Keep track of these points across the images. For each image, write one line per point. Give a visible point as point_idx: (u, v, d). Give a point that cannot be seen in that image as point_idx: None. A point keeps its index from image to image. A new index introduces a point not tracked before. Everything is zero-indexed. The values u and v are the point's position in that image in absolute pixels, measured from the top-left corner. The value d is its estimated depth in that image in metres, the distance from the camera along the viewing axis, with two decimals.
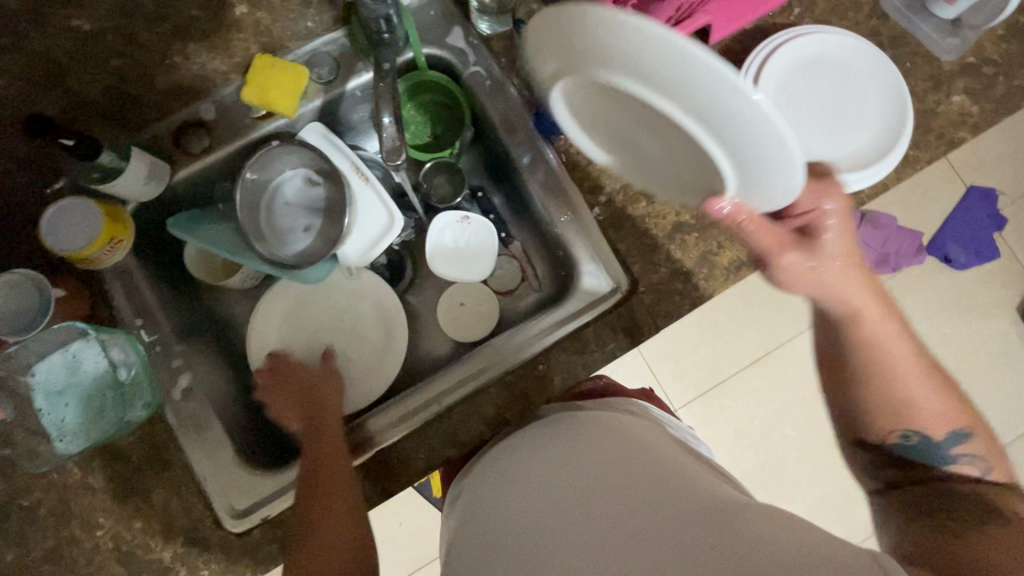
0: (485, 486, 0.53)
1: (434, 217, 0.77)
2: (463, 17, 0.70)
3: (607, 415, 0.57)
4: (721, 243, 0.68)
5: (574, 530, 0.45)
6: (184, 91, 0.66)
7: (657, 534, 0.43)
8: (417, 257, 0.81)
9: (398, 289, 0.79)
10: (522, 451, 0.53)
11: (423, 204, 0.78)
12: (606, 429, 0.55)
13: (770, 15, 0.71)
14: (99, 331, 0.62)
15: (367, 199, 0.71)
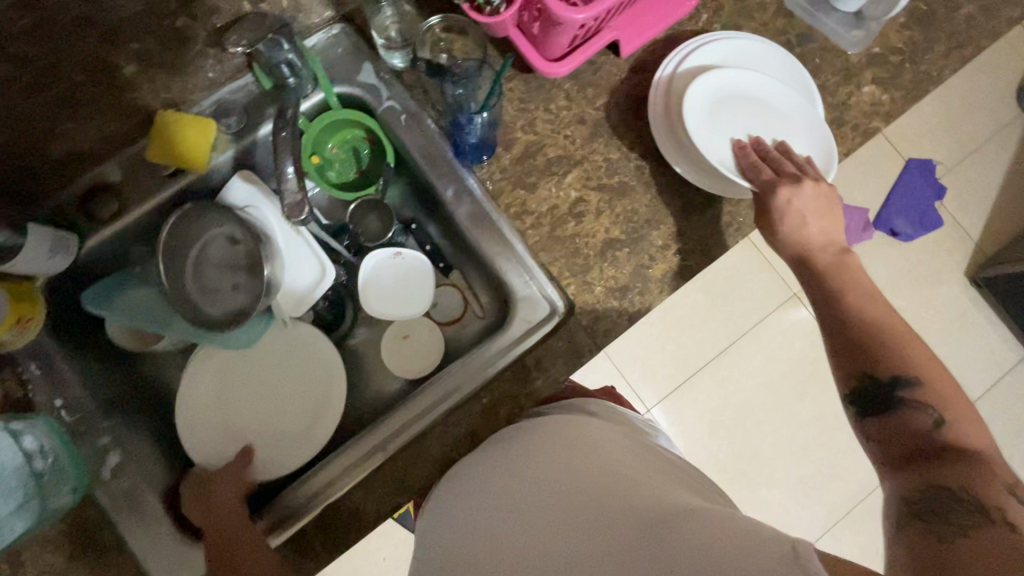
0: (450, 517, 0.55)
1: (365, 256, 0.75)
2: (371, 52, 0.69)
3: (565, 422, 0.59)
4: (653, 255, 0.68)
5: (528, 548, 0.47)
6: (84, 156, 0.63)
7: (596, 532, 0.45)
8: (356, 297, 0.79)
9: (339, 332, 0.78)
10: (474, 479, 0.55)
11: (353, 245, 0.76)
12: (559, 442, 0.56)
13: (677, 24, 0.72)
14: (13, 417, 0.59)
15: (296, 252, 0.72)
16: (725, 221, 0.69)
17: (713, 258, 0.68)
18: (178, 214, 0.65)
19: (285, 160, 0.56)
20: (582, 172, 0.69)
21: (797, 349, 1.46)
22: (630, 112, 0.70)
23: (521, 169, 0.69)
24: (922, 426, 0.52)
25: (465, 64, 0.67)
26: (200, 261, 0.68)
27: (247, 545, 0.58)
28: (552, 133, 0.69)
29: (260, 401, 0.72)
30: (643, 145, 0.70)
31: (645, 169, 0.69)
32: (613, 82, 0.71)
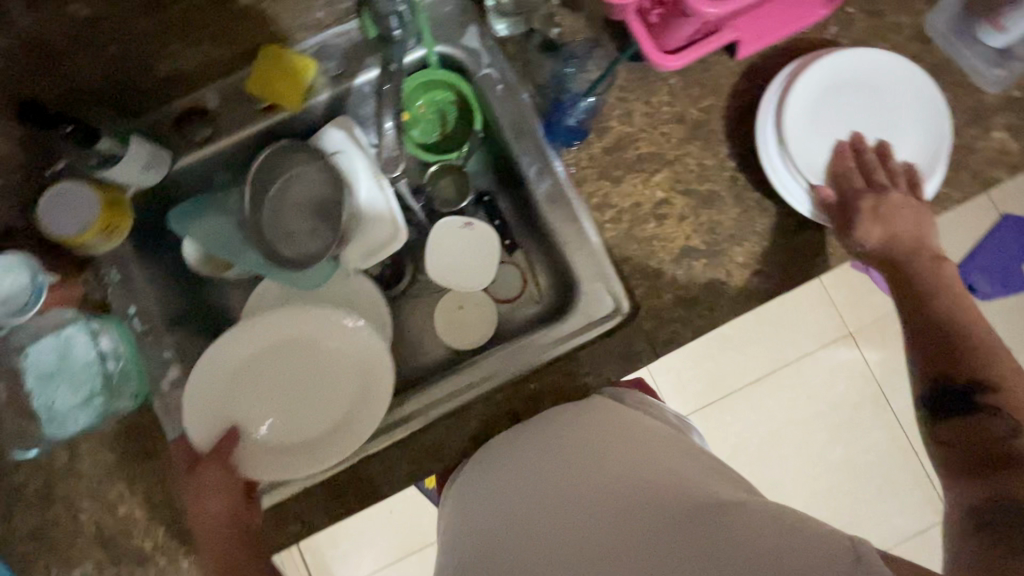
0: (483, 488, 0.56)
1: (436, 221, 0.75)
2: (480, 15, 0.67)
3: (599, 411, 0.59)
4: (729, 272, 0.65)
5: (568, 536, 0.48)
6: (187, 77, 0.64)
7: (640, 531, 0.45)
8: (418, 259, 0.79)
9: (396, 290, 0.78)
10: (505, 461, 0.55)
11: (424, 206, 0.76)
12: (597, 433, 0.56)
13: (803, 33, 0.67)
14: (92, 318, 0.63)
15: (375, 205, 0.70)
16: (813, 250, 0.65)
17: (792, 285, 0.65)
18: (273, 150, 0.66)
19: None
20: (672, 173, 0.66)
21: (840, 389, 1.40)
22: (734, 119, 0.67)
23: (610, 160, 0.66)
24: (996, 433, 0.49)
25: (574, 45, 0.67)
26: (283, 201, 0.69)
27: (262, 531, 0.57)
28: (648, 128, 0.67)
29: None
30: (741, 156, 0.66)
31: (737, 182, 0.66)
32: (722, 84, 0.67)
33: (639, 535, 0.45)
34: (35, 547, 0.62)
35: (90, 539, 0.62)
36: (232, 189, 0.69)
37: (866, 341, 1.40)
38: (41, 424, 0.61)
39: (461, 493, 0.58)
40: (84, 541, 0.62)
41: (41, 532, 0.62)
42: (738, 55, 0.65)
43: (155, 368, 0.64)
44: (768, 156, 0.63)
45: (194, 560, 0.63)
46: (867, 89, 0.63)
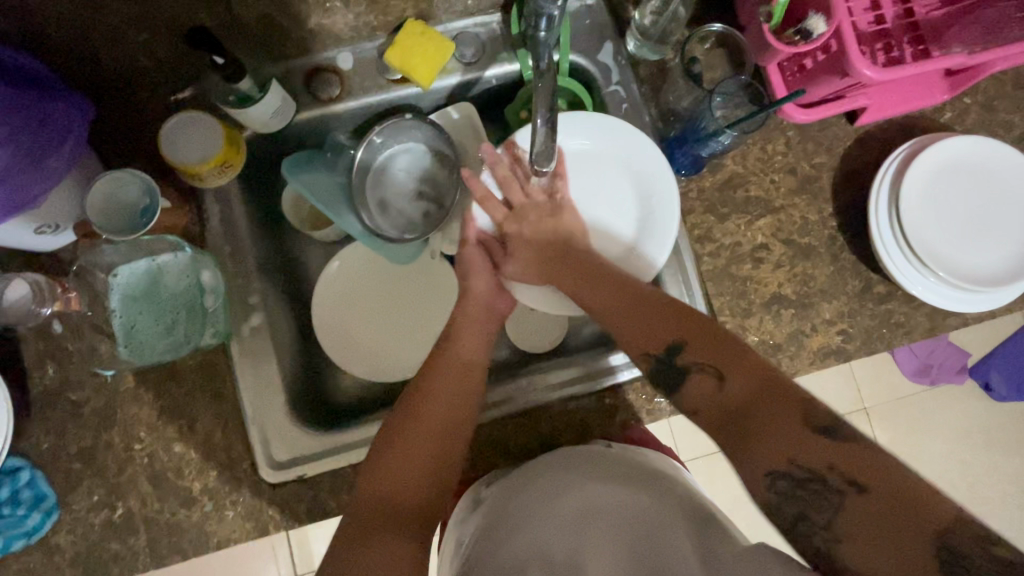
0: (515, 492, 0.55)
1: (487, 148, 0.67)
2: (617, 34, 0.69)
3: (620, 463, 0.58)
4: (816, 325, 0.66)
5: (596, 550, 0.48)
6: (327, 34, 0.65)
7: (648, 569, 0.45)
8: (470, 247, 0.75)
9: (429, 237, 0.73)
10: (540, 487, 0.55)
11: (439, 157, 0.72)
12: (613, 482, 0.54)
13: (920, 114, 0.70)
14: (191, 249, 0.64)
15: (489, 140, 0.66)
16: (898, 320, 0.67)
17: (873, 350, 0.67)
18: (394, 120, 0.67)
19: (538, 113, 0.55)
20: (775, 221, 0.68)
21: None
22: (843, 181, 0.69)
23: (718, 197, 0.68)
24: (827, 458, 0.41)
25: (728, 82, 0.66)
26: (384, 172, 0.71)
27: (388, 469, 0.53)
28: (759, 172, 0.68)
29: (385, 322, 0.74)
30: (844, 218, 0.68)
31: (837, 241, 0.68)
32: (837, 145, 0.69)
33: (660, 552, 0.46)
34: (81, 469, 0.60)
35: (138, 471, 0.60)
36: (345, 150, 0.70)
37: (879, 420, 1.40)
38: (116, 344, 0.62)
39: (496, 499, 0.56)
40: (132, 472, 0.60)
41: (91, 455, 0.60)
42: (858, 121, 0.68)
43: (239, 311, 0.64)
44: (875, 215, 0.64)
45: (240, 512, 0.60)
46: (985, 177, 0.65)
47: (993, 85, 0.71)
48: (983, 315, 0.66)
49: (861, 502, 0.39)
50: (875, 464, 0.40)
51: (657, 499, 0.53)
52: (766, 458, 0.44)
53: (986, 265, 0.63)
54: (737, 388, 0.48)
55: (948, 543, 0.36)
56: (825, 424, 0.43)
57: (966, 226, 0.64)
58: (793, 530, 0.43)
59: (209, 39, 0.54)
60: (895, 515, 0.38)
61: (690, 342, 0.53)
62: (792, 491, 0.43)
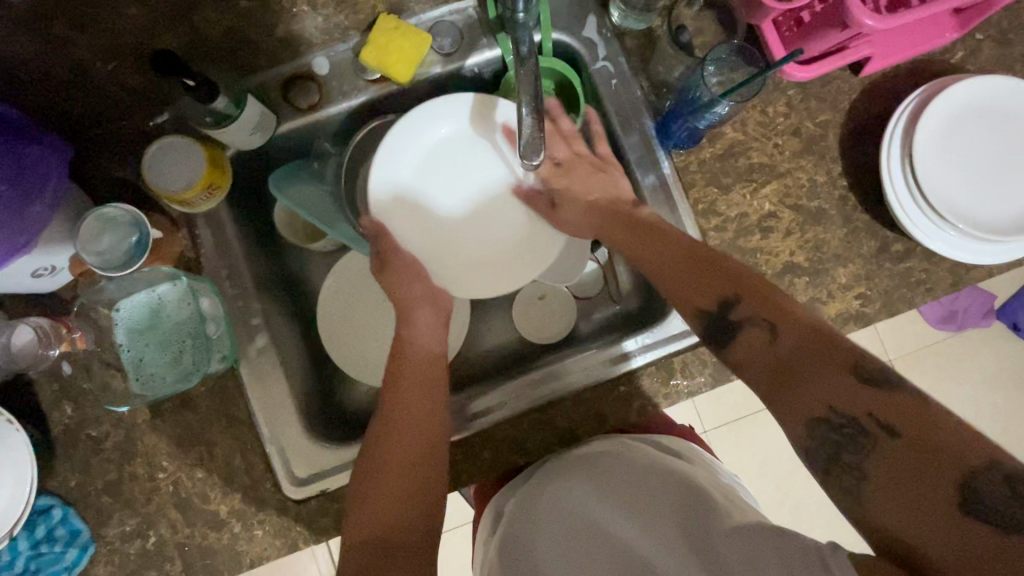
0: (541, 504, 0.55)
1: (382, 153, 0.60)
2: (599, 6, 0.66)
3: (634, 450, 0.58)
4: (832, 291, 0.64)
5: (599, 552, 0.49)
6: (299, 41, 0.62)
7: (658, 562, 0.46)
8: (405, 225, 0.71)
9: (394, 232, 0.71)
10: (564, 496, 0.55)
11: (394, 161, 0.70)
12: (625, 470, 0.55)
13: (928, 58, 0.65)
14: (189, 277, 0.63)
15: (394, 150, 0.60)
16: (918, 277, 0.64)
17: (893, 311, 0.64)
18: (379, 125, 0.66)
19: (523, 103, 0.53)
20: (782, 186, 0.65)
21: None
22: (850, 138, 0.65)
23: (719, 167, 0.65)
24: (928, 413, 0.38)
25: (720, 47, 0.63)
26: None
27: (384, 449, 0.53)
28: (761, 137, 0.65)
29: (393, 328, 0.74)
30: (855, 176, 0.65)
31: (849, 201, 0.65)
32: (842, 100, 0.65)
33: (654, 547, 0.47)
34: (110, 502, 0.61)
35: (165, 499, 0.61)
36: (330, 157, 0.68)
37: (904, 370, 1.38)
38: (128, 379, 0.63)
39: (512, 513, 0.57)
40: (159, 501, 0.61)
41: (118, 487, 0.61)
42: (862, 72, 0.64)
43: (244, 333, 0.64)
44: (887, 170, 0.61)
45: (268, 530, 0.61)
46: (1003, 119, 0.61)
47: (1007, 17, 0.66)
48: (1009, 264, 0.63)
49: (898, 452, 0.38)
50: (921, 416, 0.38)
51: (656, 487, 0.52)
52: (808, 407, 0.42)
53: (1009, 215, 0.60)
54: (785, 346, 0.45)
55: (972, 484, 0.34)
56: (871, 373, 0.41)
57: (984, 176, 0.60)
58: (827, 473, 0.42)
59: (174, 63, 0.53)
60: (927, 469, 0.36)
61: (739, 297, 0.49)
62: (822, 436, 0.42)
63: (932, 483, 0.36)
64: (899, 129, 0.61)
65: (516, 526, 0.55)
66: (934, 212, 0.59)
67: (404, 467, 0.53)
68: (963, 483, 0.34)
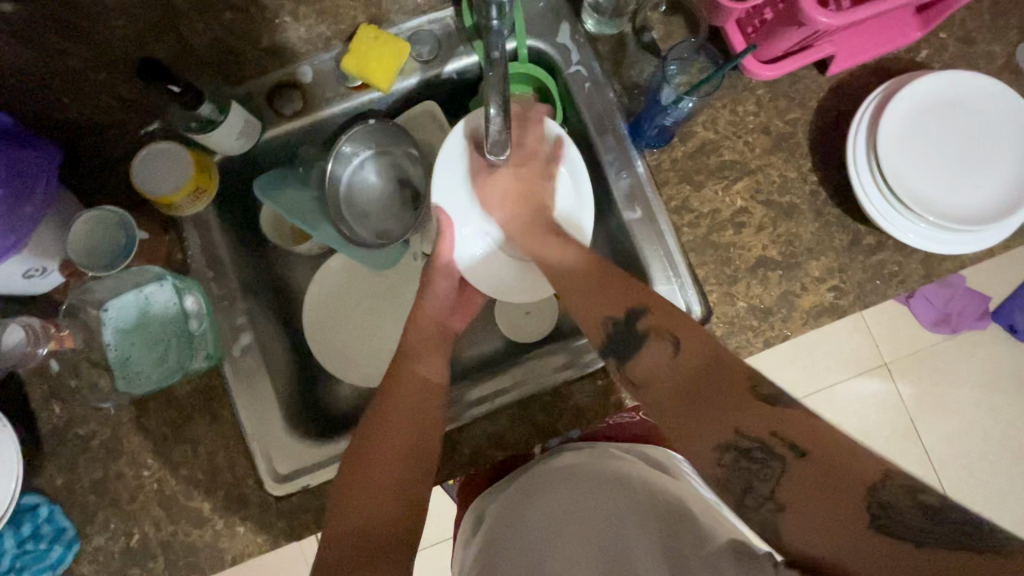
0: (516, 519, 0.57)
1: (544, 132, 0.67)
2: (572, 13, 0.68)
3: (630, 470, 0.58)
4: (805, 284, 0.65)
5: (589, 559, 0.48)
6: (283, 51, 0.65)
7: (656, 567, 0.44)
8: (388, 229, 0.73)
9: (378, 234, 0.73)
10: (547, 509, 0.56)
11: (380, 165, 0.73)
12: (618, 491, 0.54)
13: (893, 57, 0.67)
14: (175, 277, 0.65)
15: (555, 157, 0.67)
16: (891, 270, 0.65)
17: (867, 304, 0.65)
18: (360, 128, 0.67)
19: (492, 104, 0.56)
20: (753, 182, 0.66)
21: (871, 420, 1.36)
22: (819, 134, 0.67)
23: (692, 165, 0.67)
24: (820, 432, 0.40)
25: (682, 45, 0.66)
26: (353, 183, 0.72)
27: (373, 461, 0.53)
28: (732, 135, 0.67)
29: (378, 327, 0.75)
30: (824, 171, 0.66)
31: (819, 196, 0.66)
32: (810, 99, 0.67)
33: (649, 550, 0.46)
34: (95, 500, 0.62)
35: (149, 497, 0.62)
36: (315, 164, 0.70)
37: (901, 373, 1.37)
38: (115, 377, 0.64)
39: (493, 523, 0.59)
40: (143, 499, 0.62)
41: (103, 485, 0.62)
42: (828, 71, 0.66)
43: (228, 333, 0.66)
44: (853, 162, 0.62)
45: (250, 527, 0.61)
46: (966, 113, 0.62)
47: (970, 17, 0.68)
48: (980, 256, 0.63)
49: (804, 468, 0.38)
50: (829, 436, 0.39)
51: (631, 500, 0.53)
52: (717, 427, 0.43)
53: (974, 205, 0.61)
54: (690, 360, 0.47)
55: (879, 496, 0.36)
56: (769, 395, 0.43)
57: (948, 168, 0.62)
58: (744, 504, 0.40)
59: (160, 70, 0.55)
60: (831, 482, 0.37)
61: (651, 308, 0.53)
62: (736, 463, 0.41)
63: (838, 492, 0.37)
64: (864, 125, 0.63)
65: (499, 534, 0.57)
66: (901, 204, 0.60)
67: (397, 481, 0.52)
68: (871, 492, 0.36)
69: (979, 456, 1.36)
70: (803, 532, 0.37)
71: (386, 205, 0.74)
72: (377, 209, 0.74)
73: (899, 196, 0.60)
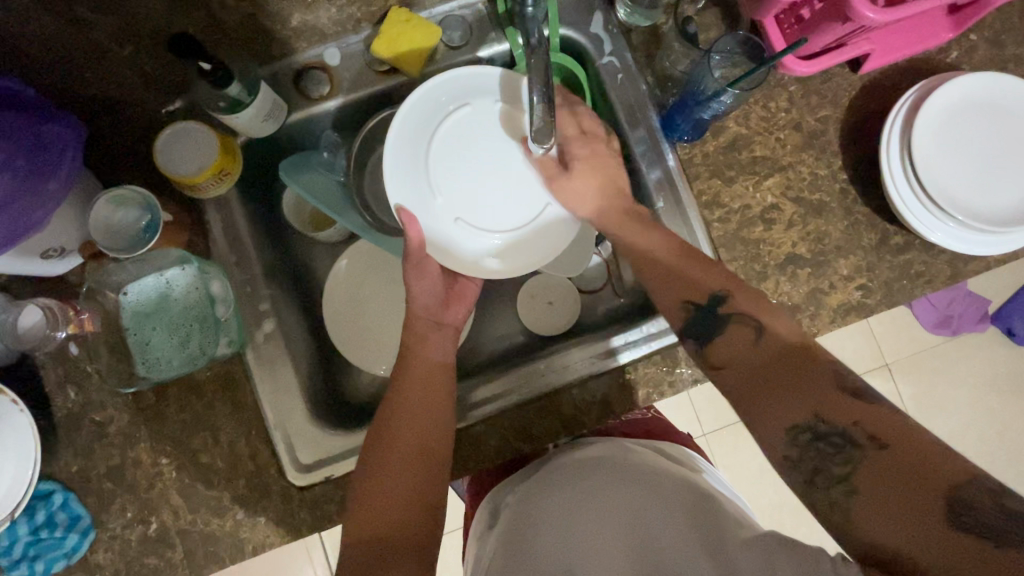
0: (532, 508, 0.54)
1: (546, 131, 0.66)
2: (606, 3, 0.67)
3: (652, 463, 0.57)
4: (834, 282, 0.65)
5: (604, 545, 0.47)
6: (313, 32, 0.64)
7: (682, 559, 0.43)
8: None
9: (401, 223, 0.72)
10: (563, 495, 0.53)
11: None
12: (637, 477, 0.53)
13: (924, 58, 0.67)
14: (200, 261, 0.64)
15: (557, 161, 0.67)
16: (918, 270, 0.65)
17: (893, 302, 0.65)
18: (390, 113, 0.67)
19: (534, 90, 0.54)
20: (784, 179, 0.66)
21: None
22: (850, 133, 0.67)
23: (723, 160, 0.67)
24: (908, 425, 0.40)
25: (725, 40, 0.65)
26: (378, 171, 0.71)
27: (390, 438, 0.54)
28: (763, 131, 0.67)
29: (398, 316, 0.74)
30: (855, 170, 0.66)
31: (849, 195, 0.66)
32: (842, 97, 0.67)
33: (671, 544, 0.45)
34: (112, 487, 0.60)
35: (169, 485, 0.60)
36: (341, 148, 0.69)
37: (903, 375, 1.39)
38: (133, 362, 0.62)
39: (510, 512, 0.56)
40: (162, 486, 0.60)
41: (121, 472, 0.60)
42: (861, 69, 0.66)
43: (251, 319, 0.65)
44: (886, 160, 0.63)
45: (271, 516, 0.60)
46: (999, 114, 0.63)
47: (999, 20, 0.68)
48: (1006, 257, 0.64)
49: (883, 458, 0.39)
50: (901, 426, 0.40)
51: (657, 492, 0.51)
52: (794, 411, 0.44)
53: (1004, 205, 0.61)
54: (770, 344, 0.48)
55: (962, 498, 0.35)
56: (854, 386, 0.43)
57: (979, 168, 0.62)
58: (813, 483, 0.43)
59: (190, 45, 0.53)
60: (910, 476, 0.37)
61: (734, 295, 0.52)
62: (810, 444, 0.43)
63: (916, 494, 0.37)
64: (897, 123, 0.63)
65: (516, 523, 0.53)
66: (932, 203, 0.61)
67: (410, 464, 0.53)
68: (951, 492, 0.35)
69: (976, 456, 1.39)
70: (870, 525, 0.38)
71: None
72: None
73: (932, 195, 0.60)
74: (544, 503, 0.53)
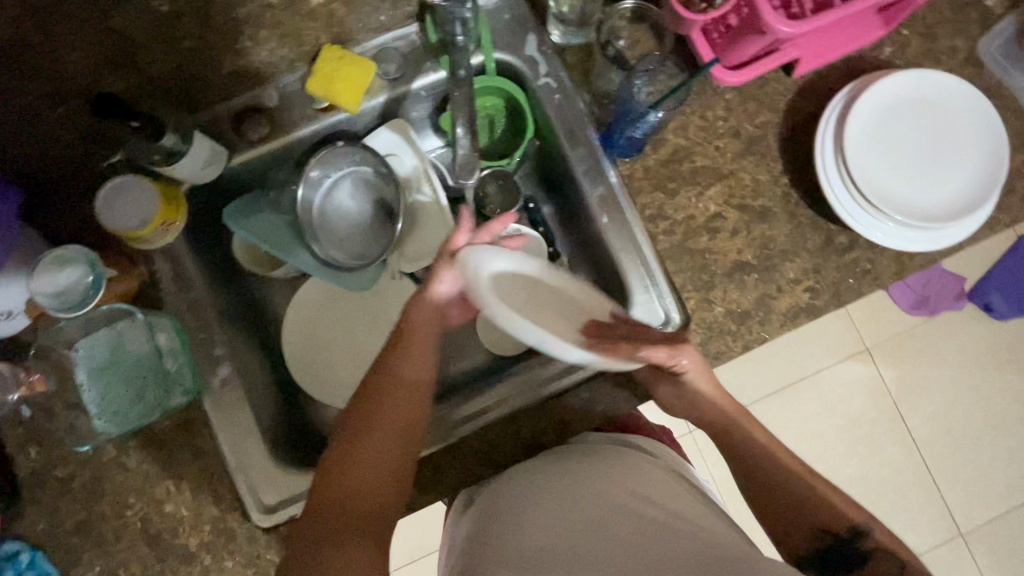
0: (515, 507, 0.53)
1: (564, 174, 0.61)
2: (538, 24, 0.68)
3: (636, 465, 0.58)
4: (782, 286, 0.65)
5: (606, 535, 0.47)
6: (249, 77, 0.65)
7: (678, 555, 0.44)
8: (365, 251, 0.72)
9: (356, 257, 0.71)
10: (553, 489, 0.53)
11: (355, 185, 0.71)
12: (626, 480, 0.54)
13: (856, 57, 0.68)
14: (147, 313, 0.64)
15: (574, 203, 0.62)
16: (865, 268, 0.65)
17: (843, 302, 0.65)
18: (326, 150, 0.65)
19: (458, 123, 0.55)
20: (725, 187, 0.67)
21: (857, 405, 1.38)
22: (788, 137, 0.67)
23: (665, 173, 0.67)
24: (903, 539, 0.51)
25: (649, 58, 0.67)
26: (327, 206, 0.71)
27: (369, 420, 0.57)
28: (703, 141, 0.67)
29: (357, 347, 0.74)
30: (796, 173, 0.67)
31: (792, 198, 0.66)
32: (778, 101, 0.67)
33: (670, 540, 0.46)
34: (79, 542, 0.61)
35: (135, 536, 0.61)
36: (288, 185, 0.68)
37: (884, 358, 1.39)
38: (91, 417, 0.63)
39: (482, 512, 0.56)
40: (129, 537, 0.61)
41: (86, 526, 0.61)
42: (794, 72, 0.67)
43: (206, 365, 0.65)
44: (822, 162, 0.63)
45: (238, 560, 0.61)
46: (928, 111, 0.63)
47: (930, 12, 0.69)
48: (950, 249, 0.64)
49: None
50: None
51: (645, 492, 0.52)
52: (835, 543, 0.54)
53: (937, 202, 0.63)
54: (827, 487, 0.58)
55: None
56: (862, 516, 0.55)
57: (910, 167, 0.63)
58: None
59: (117, 106, 0.54)
60: None
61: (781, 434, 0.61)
62: None
63: None
64: (831, 126, 0.63)
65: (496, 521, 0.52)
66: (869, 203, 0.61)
67: (379, 463, 0.55)
68: None
69: (961, 434, 1.39)
70: None
71: (362, 226, 0.72)
72: (355, 232, 0.72)
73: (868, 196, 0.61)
74: (530, 495, 0.53)
